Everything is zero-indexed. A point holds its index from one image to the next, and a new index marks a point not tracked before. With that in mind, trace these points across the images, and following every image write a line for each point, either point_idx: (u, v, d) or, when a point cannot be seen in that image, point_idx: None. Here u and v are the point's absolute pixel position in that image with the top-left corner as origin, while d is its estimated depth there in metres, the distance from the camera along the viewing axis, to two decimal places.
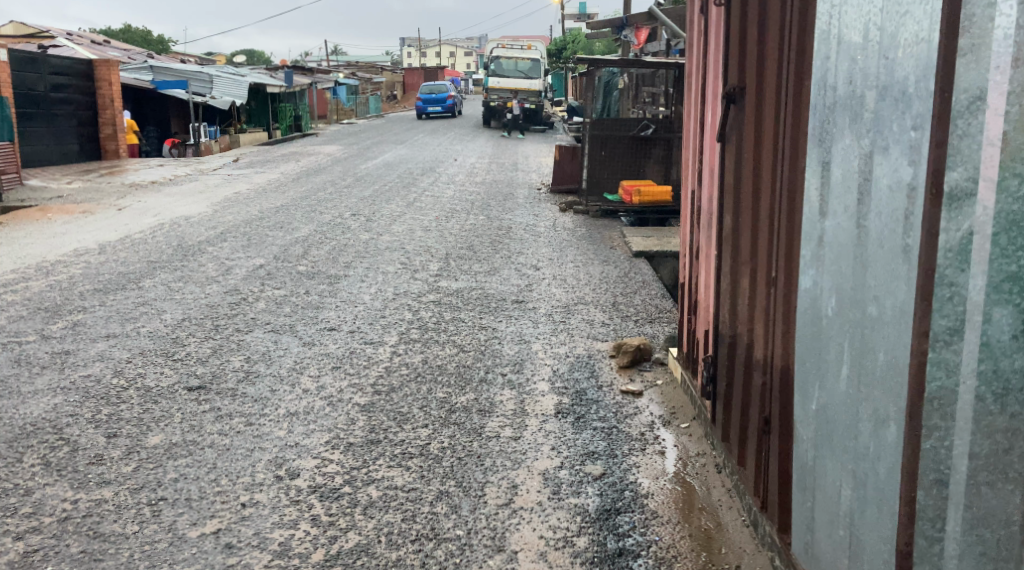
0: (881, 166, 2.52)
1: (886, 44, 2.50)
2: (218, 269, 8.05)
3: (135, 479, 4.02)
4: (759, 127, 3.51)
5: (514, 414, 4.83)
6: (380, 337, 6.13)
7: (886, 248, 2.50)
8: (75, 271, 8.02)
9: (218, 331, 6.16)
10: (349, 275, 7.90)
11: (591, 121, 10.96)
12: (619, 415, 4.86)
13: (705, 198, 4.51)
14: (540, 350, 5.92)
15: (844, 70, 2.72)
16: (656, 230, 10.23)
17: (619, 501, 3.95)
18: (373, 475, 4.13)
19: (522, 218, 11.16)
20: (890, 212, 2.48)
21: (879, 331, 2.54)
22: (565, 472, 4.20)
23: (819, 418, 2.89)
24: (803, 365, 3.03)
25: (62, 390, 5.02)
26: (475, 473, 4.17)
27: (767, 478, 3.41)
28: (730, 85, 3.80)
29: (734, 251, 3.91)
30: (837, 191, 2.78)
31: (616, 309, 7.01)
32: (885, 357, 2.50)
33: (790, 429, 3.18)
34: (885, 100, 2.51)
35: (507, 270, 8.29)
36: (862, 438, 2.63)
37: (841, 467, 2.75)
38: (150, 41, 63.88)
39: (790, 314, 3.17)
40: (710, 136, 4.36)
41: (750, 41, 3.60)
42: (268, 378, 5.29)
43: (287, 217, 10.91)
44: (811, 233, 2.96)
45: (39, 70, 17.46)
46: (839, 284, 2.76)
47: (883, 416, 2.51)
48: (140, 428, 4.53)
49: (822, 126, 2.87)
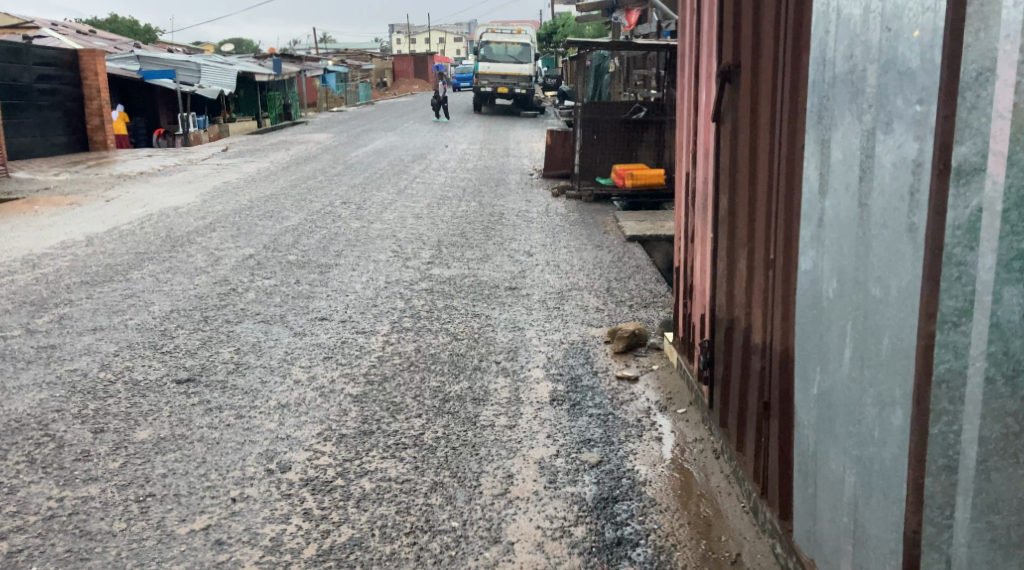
0: (884, 143, 2.44)
1: (888, 16, 2.41)
2: (207, 259, 7.95)
3: (122, 475, 3.93)
4: (756, 105, 3.41)
5: (510, 403, 4.76)
6: (372, 327, 6.04)
7: (890, 226, 2.42)
8: (61, 264, 7.91)
9: (206, 322, 6.07)
10: (340, 264, 7.81)
11: (583, 106, 10.85)
12: (615, 401, 4.79)
13: (700, 179, 4.42)
14: (534, 338, 5.85)
15: (844, 45, 2.63)
16: (650, 215, 10.08)
17: (616, 489, 3.88)
18: (366, 466, 4.04)
19: (514, 204, 11.05)
20: (895, 187, 2.39)
21: (882, 314, 2.45)
22: (561, 460, 4.13)
23: (820, 401, 2.81)
24: (804, 346, 2.95)
25: (47, 386, 4.92)
26: (470, 463, 4.10)
27: (767, 463, 3.34)
28: (726, 65, 3.71)
29: (730, 234, 3.83)
30: (837, 169, 2.69)
31: (611, 294, 6.95)
32: (890, 340, 2.42)
33: (790, 415, 3.11)
34: (887, 74, 2.42)
35: (500, 256, 8.20)
36: (866, 423, 2.55)
37: (844, 452, 2.67)
38: (136, 32, 63.80)
39: (789, 295, 3.10)
40: (705, 115, 4.27)
41: (746, 16, 3.50)
42: (258, 369, 5.21)
43: (277, 206, 10.80)
44: (811, 214, 2.87)
45: (23, 61, 17.24)
46: (840, 265, 2.68)
47: (888, 399, 2.43)
48: (127, 423, 4.44)
49: (822, 104, 2.79)
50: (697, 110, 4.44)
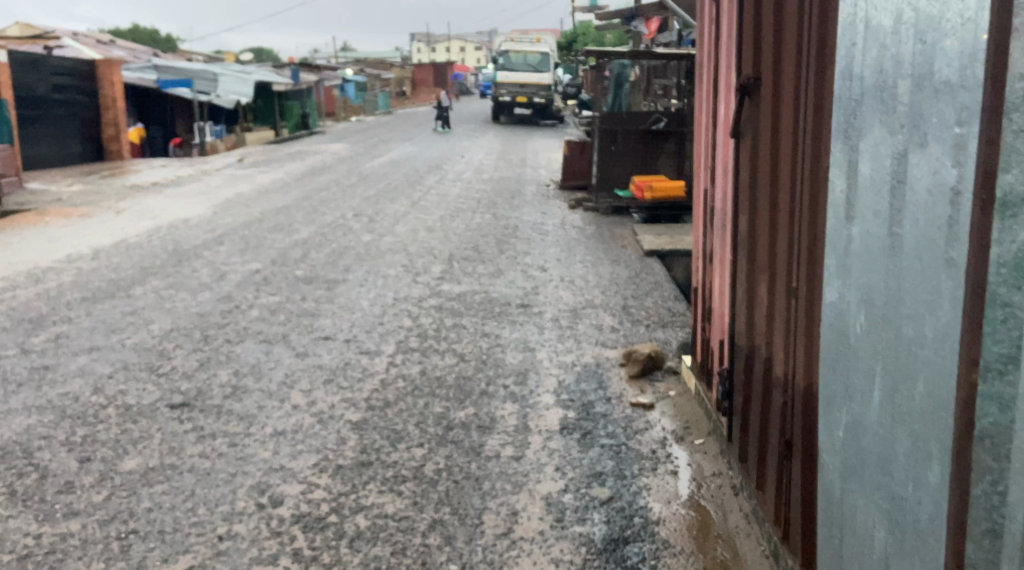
0: (918, 166, 2.20)
1: (923, 27, 2.17)
2: (212, 274, 7.78)
3: (105, 509, 3.73)
4: (777, 121, 3.18)
5: (517, 431, 4.53)
6: (377, 347, 5.84)
7: (924, 259, 2.18)
8: (65, 278, 7.77)
9: (207, 342, 5.88)
10: (348, 280, 7.62)
11: (601, 116, 10.65)
12: (628, 430, 4.55)
13: (718, 197, 4.19)
14: (545, 360, 5.62)
15: (872, 57, 2.40)
16: (669, 228, 9.83)
17: (627, 529, 3.65)
18: (362, 502, 3.83)
19: (529, 216, 10.83)
20: (930, 217, 2.15)
21: (916, 356, 2.21)
22: (569, 496, 3.90)
23: (846, 446, 2.58)
24: (829, 383, 2.71)
25: (37, 410, 4.74)
26: (472, 499, 3.87)
27: (788, 505, 3.09)
28: (745, 78, 3.48)
29: (750, 257, 3.59)
30: (865, 194, 2.45)
31: (626, 312, 6.71)
32: (925, 385, 2.18)
33: (814, 457, 2.87)
34: (922, 91, 2.19)
35: (512, 272, 7.99)
36: (899, 475, 2.30)
37: (874, 505, 2.42)
38: (159, 42, 64.30)
39: (813, 328, 2.86)
40: (724, 131, 4.03)
41: (767, 26, 3.28)
42: (256, 393, 5.01)
43: (287, 219, 10.65)
44: (836, 241, 2.64)
45: (40, 71, 17.19)
46: (868, 298, 2.44)
47: (924, 452, 2.19)
48: (115, 451, 4.25)
49: (848, 121, 2.55)
50: (715, 124, 4.21)
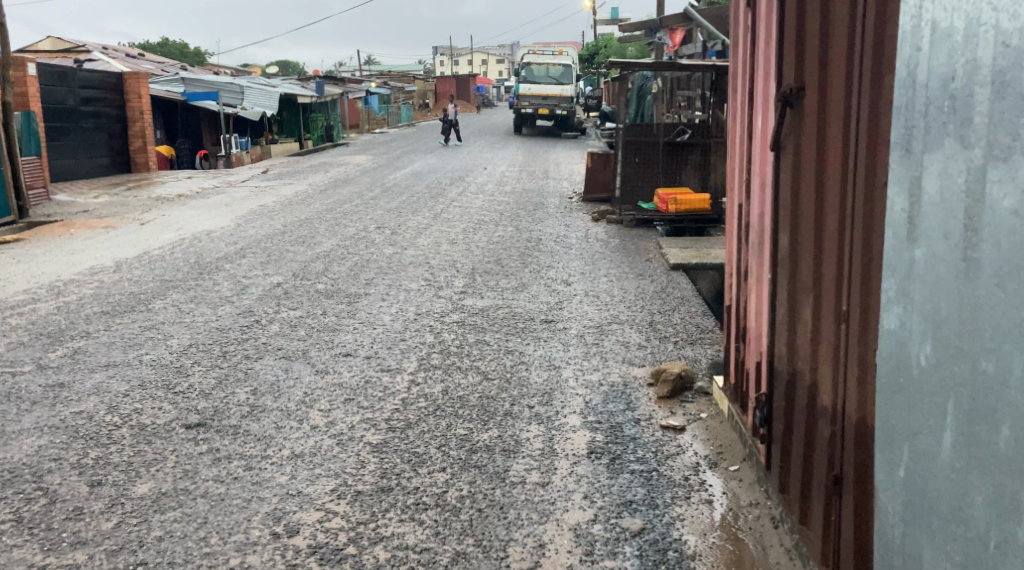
0: (999, 184, 2.01)
1: (1006, 30, 1.99)
2: (233, 288, 7.64)
3: (114, 538, 3.57)
4: (823, 134, 2.99)
5: (542, 455, 4.34)
6: (398, 364, 5.67)
7: (1008, 287, 1.99)
8: (86, 291, 7.66)
9: (225, 358, 5.73)
10: (370, 294, 7.46)
11: (625, 127, 10.48)
12: (659, 455, 4.35)
13: (754, 213, 4.00)
14: (571, 378, 5.42)
15: (941, 64, 2.21)
16: (695, 241, 9.62)
17: (662, 565, 3.45)
18: (382, 531, 3.65)
19: (552, 228, 10.66)
20: (1017, 241, 1.96)
21: (998, 397, 2.02)
22: (599, 527, 3.70)
23: (908, 487, 2.37)
24: (886, 418, 2.50)
25: (49, 430, 4.59)
26: (497, 529, 3.68)
27: (838, 544, 2.88)
28: (787, 89, 3.30)
29: (791, 279, 3.40)
30: (931, 214, 2.26)
31: (653, 329, 6.50)
32: (1011, 431, 1.99)
33: (867, 495, 2.67)
34: (1004, 101, 2.00)
35: (536, 286, 7.80)
36: (977, 526, 2.10)
37: (944, 557, 2.22)
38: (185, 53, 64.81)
39: (866, 357, 2.66)
40: (761, 145, 3.84)
41: (812, 33, 3.09)
42: (274, 413, 4.84)
43: (310, 231, 10.51)
44: (896, 264, 2.43)
45: (68, 84, 17.23)
46: (935, 328, 2.24)
47: (1011, 504, 1.99)
48: (127, 475, 4.09)
49: (910, 133, 2.35)
50: (751, 137, 4.02)
